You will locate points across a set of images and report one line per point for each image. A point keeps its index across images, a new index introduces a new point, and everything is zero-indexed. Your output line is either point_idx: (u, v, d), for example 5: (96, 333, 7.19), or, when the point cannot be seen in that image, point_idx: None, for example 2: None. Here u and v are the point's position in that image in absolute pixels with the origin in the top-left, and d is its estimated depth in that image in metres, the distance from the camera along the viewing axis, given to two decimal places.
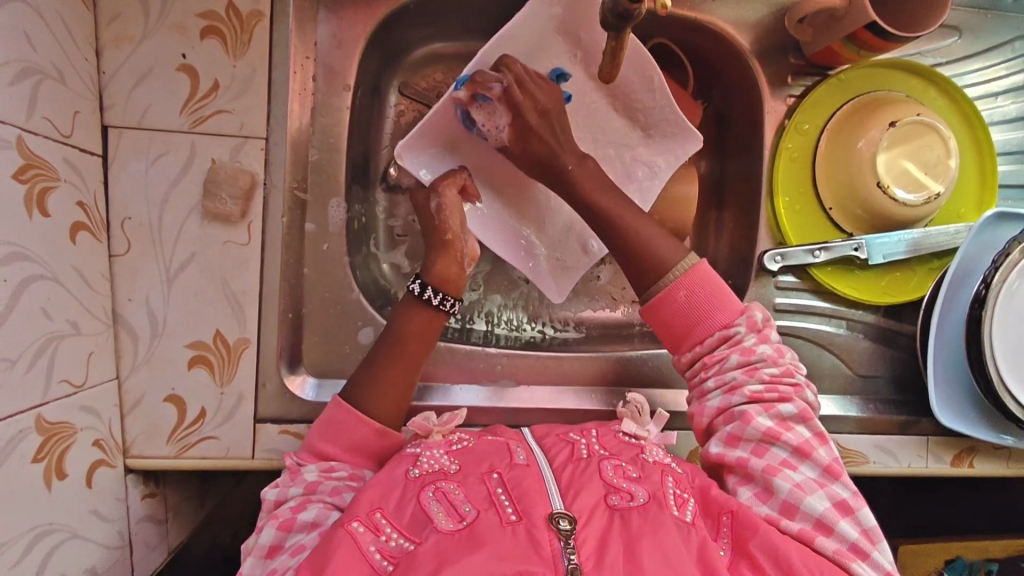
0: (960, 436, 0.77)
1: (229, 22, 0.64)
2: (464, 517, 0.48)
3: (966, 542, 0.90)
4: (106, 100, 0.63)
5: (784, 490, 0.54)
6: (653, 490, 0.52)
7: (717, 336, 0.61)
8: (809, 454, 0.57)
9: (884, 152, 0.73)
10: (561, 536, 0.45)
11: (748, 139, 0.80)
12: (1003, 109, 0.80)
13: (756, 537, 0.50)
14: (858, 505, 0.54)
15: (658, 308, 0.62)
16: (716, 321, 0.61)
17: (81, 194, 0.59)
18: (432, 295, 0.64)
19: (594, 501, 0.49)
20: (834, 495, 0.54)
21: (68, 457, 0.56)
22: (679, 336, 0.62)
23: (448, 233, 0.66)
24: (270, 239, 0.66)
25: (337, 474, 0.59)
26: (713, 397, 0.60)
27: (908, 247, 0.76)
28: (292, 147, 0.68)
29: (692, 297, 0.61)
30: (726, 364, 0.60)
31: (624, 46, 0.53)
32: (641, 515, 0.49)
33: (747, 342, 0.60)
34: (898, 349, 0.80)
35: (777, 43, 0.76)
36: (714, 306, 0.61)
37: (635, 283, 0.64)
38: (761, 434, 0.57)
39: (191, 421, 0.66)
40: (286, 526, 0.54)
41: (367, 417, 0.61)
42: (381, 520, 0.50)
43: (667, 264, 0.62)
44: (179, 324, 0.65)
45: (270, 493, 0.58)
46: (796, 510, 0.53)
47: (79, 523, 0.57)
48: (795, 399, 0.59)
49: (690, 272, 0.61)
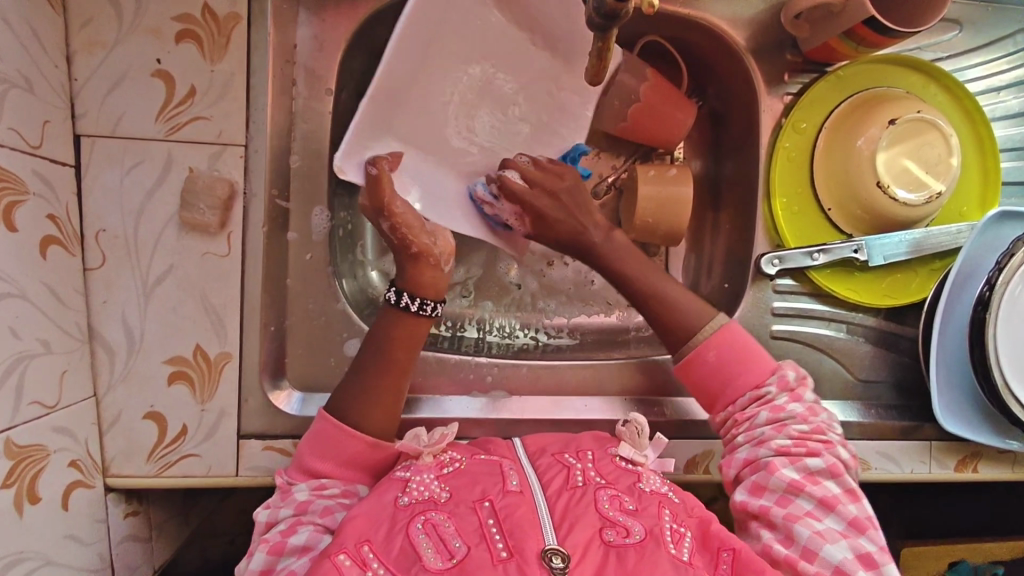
0: (964, 441, 0.76)
1: (205, 25, 0.62)
2: (453, 554, 0.47)
3: (970, 545, 0.88)
4: (79, 108, 0.60)
5: (804, 537, 0.55)
6: (650, 526, 0.51)
7: (749, 396, 0.63)
8: (834, 506, 0.57)
9: (884, 151, 0.71)
10: (554, 575, 0.45)
11: (744, 139, 0.78)
12: (1006, 104, 0.78)
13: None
14: (882, 560, 0.54)
15: (691, 369, 0.65)
16: (745, 381, 0.63)
17: (52, 207, 0.57)
18: (409, 302, 0.62)
19: (588, 536, 0.49)
20: (858, 548, 0.54)
21: (41, 481, 0.54)
22: (712, 396, 0.65)
23: (413, 245, 0.60)
24: (251, 250, 0.64)
25: (328, 492, 0.58)
26: (740, 450, 0.62)
27: (910, 247, 0.73)
28: (272, 154, 0.66)
29: (722, 357, 0.64)
30: (755, 421, 0.62)
31: (611, 47, 0.49)
32: (637, 553, 0.48)
33: (778, 402, 0.62)
34: (899, 352, 0.78)
35: (772, 40, 0.74)
36: (745, 366, 0.64)
37: (667, 344, 0.67)
38: (786, 484, 0.58)
39: (172, 438, 0.64)
40: (276, 550, 0.53)
41: (355, 430, 0.59)
42: (368, 554, 0.49)
43: (695, 325, 0.65)
44: (158, 338, 0.63)
45: (260, 513, 0.57)
46: (816, 556, 0.54)
47: (54, 548, 0.55)
48: (826, 454, 0.60)
49: (718, 332, 0.64)
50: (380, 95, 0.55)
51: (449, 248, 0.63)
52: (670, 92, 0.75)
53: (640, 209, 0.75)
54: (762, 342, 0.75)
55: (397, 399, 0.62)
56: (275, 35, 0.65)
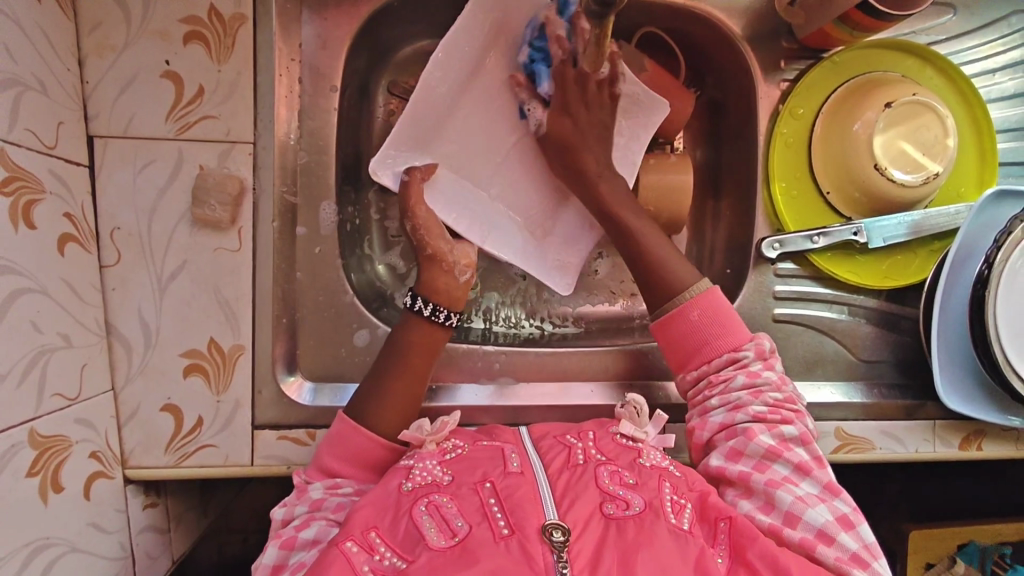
0: (967, 419, 0.76)
1: (212, 26, 0.64)
2: (456, 533, 0.48)
3: (979, 526, 0.88)
4: (91, 110, 0.62)
5: (786, 502, 0.55)
6: (650, 498, 0.52)
7: (724, 358, 0.64)
8: (809, 471, 0.58)
9: (881, 134, 0.71)
10: (555, 548, 0.46)
11: (742, 125, 0.79)
12: (1002, 86, 0.78)
13: (755, 545, 0.51)
14: (857, 521, 0.55)
15: (672, 324, 0.65)
16: (724, 343, 0.64)
17: (68, 206, 0.58)
18: (422, 305, 0.65)
19: (589, 510, 0.50)
20: (836, 511, 0.55)
21: (64, 471, 0.56)
22: (686, 356, 0.65)
23: (429, 247, 0.66)
24: (262, 245, 0.66)
25: (343, 491, 0.59)
26: (715, 413, 0.63)
27: (909, 229, 0.74)
28: (280, 151, 0.68)
29: (705, 315, 0.64)
30: (732, 383, 0.62)
31: (608, 33, 0.50)
32: (636, 523, 0.49)
33: (754, 366, 0.63)
34: (901, 332, 0.79)
35: (768, 28, 0.75)
36: (726, 330, 0.64)
37: (648, 302, 0.68)
38: (764, 451, 0.59)
39: (189, 430, 0.65)
40: (288, 545, 0.54)
41: (373, 433, 0.61)
42: (375, 539, 0.50)
43: (679, 286, 0.66)
44: (172, 332, 0.65)
45: (276, 511, 0.59)
46: (798, 522, 0.54)
47: (78, 536, 0.57)
48: (796, 422, 0.61)
49: (703, 295, 0.65)
50: (414, 119, 0.66)
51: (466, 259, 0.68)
52: (669, 82, 0.76)
53: (642, 198, 0.76)
54: (764, 325, 0.76)
55: (413, 401, 0.64)
56: (279, 34, 0.67)
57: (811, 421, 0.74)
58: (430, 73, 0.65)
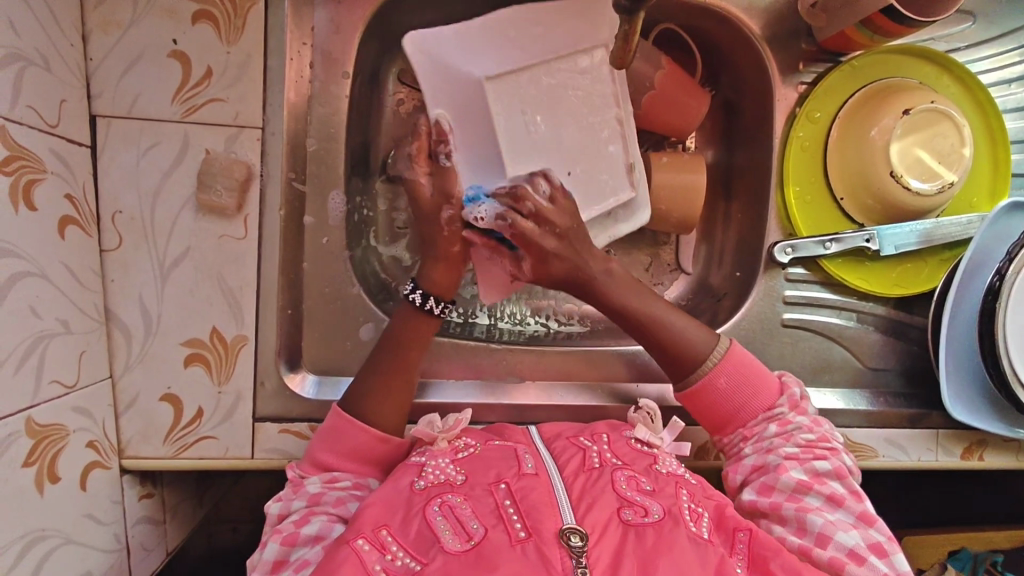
0: (970, 429, 0.76)
1: (222, 6, 0.62)
2: (471, 536, 0.48)
3: (971, 534, 0.89)
4: (94, 88, 0.60)
5: (818, 525, 0.55)
6: (668, 505, 0.52)
7: (758, 417, 0.64)
8: (843, 502, 0.57)
9: (898, 141, 0.71)
10: (573, 553, 0.45)
11: (758, 127, 0.78)
12: (1017, 97, 0.78)
13: (777, 558, 0.50)
14: (892, 550, 0.54)
15: (702, 395, 0.64)
16: (755, 405, 0.64)
17: (69, 187, 0.57)
18: (433, 304, 0.64)
19: (606, 516, 0.49)
20: (869, 537, 0.54)
21: (60, 460, 0.54)
22: (720, 423, 0.65)
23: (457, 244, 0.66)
24: (268, 232, 0.64)
25: (340, 484, 0.58)
26: (748, 458, 0.63)
27: (920, 238, 0.74)
28: (289, 137, 0.66)
29: (733, 381, 0.64)
30: (763, 433, 0.63)
31: (637, 31, 0.49)
32: (656, 531, 0.49)
33: (786, 415, 0.64)
34: (909, 341, 0.79)
35: (787, 29, 0.74)
36: (755, 390, 0.64)
37: (672, 373, 0.66)
38: (795, 484, 0.58)
39: (188, 421, 0.64)
40: (290, 541, 0.53)
41: (367, 426, 0.60)
42: (387, 538, 0.49)
43: (703, 355, 0.64)
44: (173, 320, 0.63)
45: (271, 506, 0.57)
46: (829, 543, 0.54)
47: (73, 528, 0.55)
48: (832, 458, 0.60)
49: (728, 357, 0.64)
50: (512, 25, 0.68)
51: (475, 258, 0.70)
52: (684, 81, 0.75)
53: (654, 197, 0.75)
54: (773, 329, 0.76)
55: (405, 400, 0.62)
56: (291, 18, 0.65)
57: None
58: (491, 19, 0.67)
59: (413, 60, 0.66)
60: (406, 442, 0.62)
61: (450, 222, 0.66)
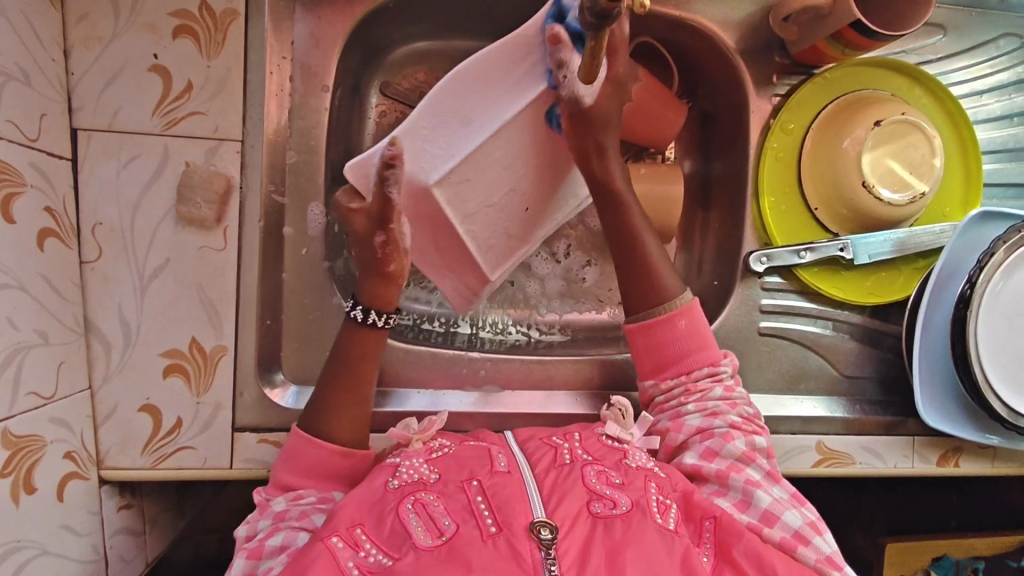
0: (947, 435, 0.77)
1: (203, 21, 0.63)
2: (443, 532, 0.48)
3: (953, 540, 0.89)
4: (75, 102, 0.61)
5: (764, 501, 0.57)
6: (636, 498, 0.53)
7: (703, 370, 0.65)
8: (777, 479, 0.60)
9: (869, 152, 0.72)
10: (543, 545, 0.46)
11: (734, 139, 0.79)
12: (987, 108, 0.80)
13: (741, 544, 0.51)
14: (823, 528, 0.57)
15: (656, 331, 0.66)
16: (703, 358, 0.65)
17: (49, 200, 0.57)
18: (375, 318, 0.63)
19: (576, 508, 0.50)
20: (806, 517, 0.57)
21: (37, 472, 0.54)
22: (661, 363, 0.66)
23: (393, 263, 0.62)
24: (247, 244, 0.65)
25: (305, 500, 0.58)
26: (691, 418, 0.64)
27: (894, 246, 0.75)
28: (269, 150, 0.67)
29: (691, 326, 0.66)
30: (709, 394, 0.64)
31: (605, 46, 0.47)
32: (624, 523, 0.49)
33: (729, 381, 0.66)
34: (884, 349, 0.80)
35: (762, 43, 0.75)
36: (705, 345, 0.66)
37: (629, 300, 0.68)
38: (739, 453, 0.61)
39: (167, 431, 0.64)
40: (256, 555, 0.54)
41: (326, 442, 0.60)
42: (361, 536, 0.50)
43: (669, 295, 0.66)
44: (153, 331, 0.63)
45: (238, 529, 0.57)
46: (776, 520, 0.56)
47: (49, 539, 0.55)
48: (763, 435, 0.64)
49: (690, 306, 0.66)
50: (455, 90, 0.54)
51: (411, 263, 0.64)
52: (661, 93, 0.76)
53: None
54: (749, 338, 0.77)
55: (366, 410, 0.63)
56: (271, 31, 0.66)
57: (793, 434, 0.74)
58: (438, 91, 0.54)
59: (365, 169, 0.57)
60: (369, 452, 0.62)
61: (386, 247, 0.60)
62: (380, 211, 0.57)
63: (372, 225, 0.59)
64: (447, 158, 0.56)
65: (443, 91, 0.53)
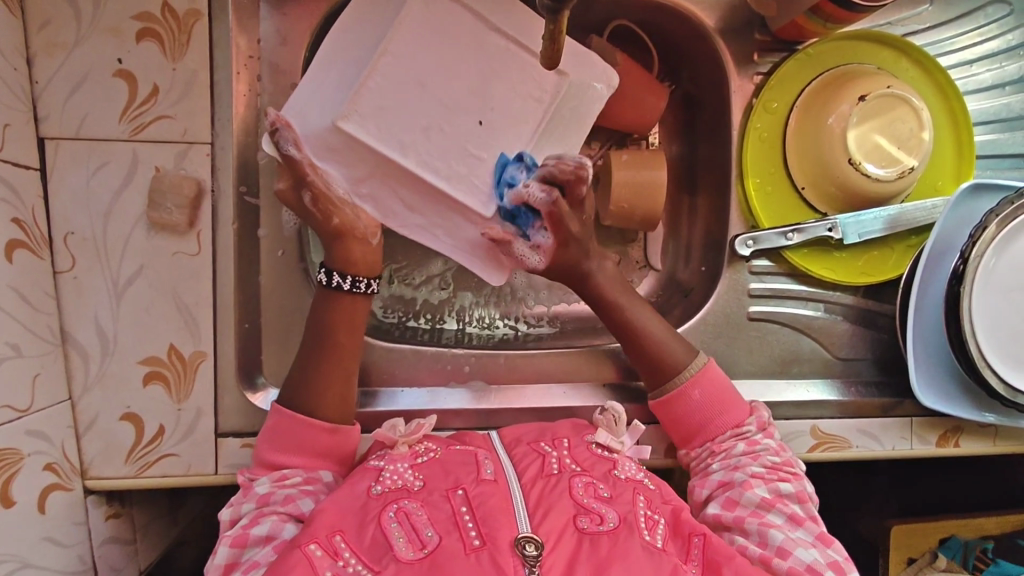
0: (945, 415, 0.76)
1: (165, 23, 0.62)
2: (425, 544, 0.48)
3: (960, 520, 0.87)
4: (40, 110, 0.60)
5: (778, 540, 0.56)
6: (624, 512, 0.52)
7: (726, 433, 0.65)
8: (803, 522, 0.59)
9: (854, 128, 0.70)
10: (527, 562, 0.45)
11: (718, 121, 0.77)
12: (978, 78, 0.77)
13: (730, 564, 0.51)
14: (848, 568, 0.55)
15: (672, 408, 0.67)
16: (728, 420, 0.65)
17: (17, 211, 0.56)
18: (340, 281, 0.63)
19: (562, 522, 0.49)
20: (828, 555, 0.56)
21: (14, 485, 0.54)
22: (688, 433, 0.67)
23: (335, 217, 0.64)
24: (221, 248, 0.64)
25: (291, 481, 0.58)
26: (715, 474, 0.64)
27: (885, 224, 0.73)
28: (239, 151, 0.66)
29: (706, 395, 0.66)
30: (732, 451, 0.64)
31: (564, 29, 0.46)
32: (610, 539, 0.49)
33: (754, 436, 0.65)
34: (878, 329, 0.78)
35: (741, 21, 0.73)
36: (724, 408, 0.66)
37: (649, 379, 0.68)
38: (759, 500, 0.60)
39: (150, 439, 0.64)
40: (240, 543, 0.54)
41: (311, 418, 0.60)
42: (340, 544, 0.49)
43: (679, 365, 0.67)
44: (130, 339, 0.63)
45: (223, 512, 0.57)
46: (789, 555, 0.55)
47: (30, 551, 0.55)
48: (794, 482, 0.62)
49: (702, 372, 0.66)
50: (343, 42, 0.62)
51: (375, 222, 0.66)
52: (640, 77, 0.74)
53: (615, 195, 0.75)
54: (739, 324, 0.75)
55: (348, 386, 0.63)
56: (236, 30, 0.65)
57: (787, 420, 0.73)
58: (331, 46, 0.62)
59: (310, 118, 0.62)
60: (355, 428, 0.62)
61: (317, 203, 0.63)
62: (291, 171, 0.62)
63: (294, 188, 0.62)
64: (342, 96, 0.61)
65: (328, 48, 0.62)
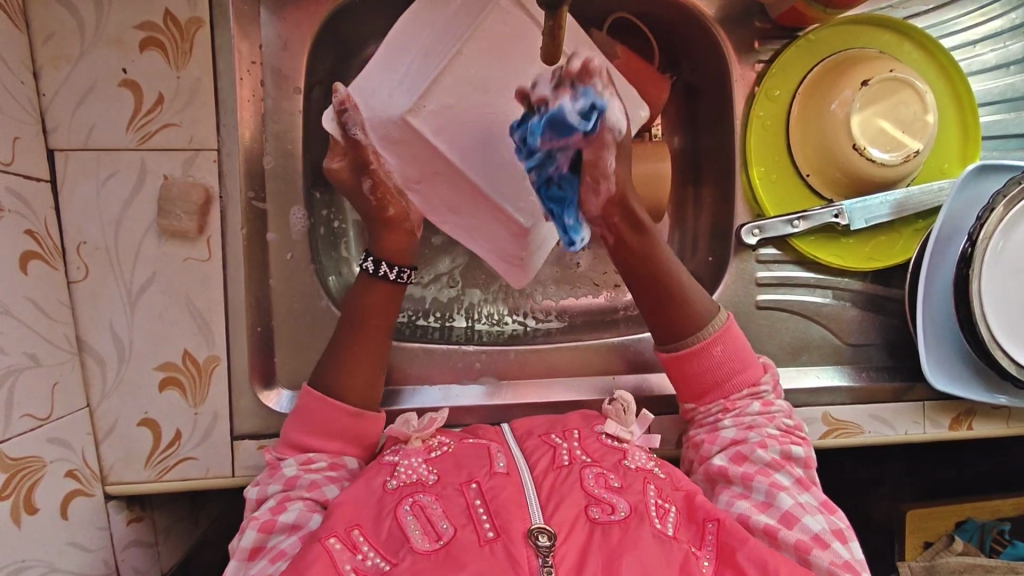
0: (957, 399, 0.75)
1: (169, 31, 0.62)
2: (441, 536, 0.48)
3: (975, 502, 0.86)
4: (50, 122, 0.61)
5: (785, 504, 0.57)
6: (635, 501, 0.52)
7: (744, 390, 0.65)
8: (809, 486, 0.60)
9: (858, 113, 0.70)
10: (541, 552, 0.46)
11: (720, 111, 0.77)
12: (982, 58, 0.77)
13: (743, 548, 0.51)
14: (850, 537, 0.56)
15: (692, 361, 0.65)
16: (744, 379, 0.65)
17: (30, 223, 0.57)
18: (387, 270, 0.65)
19: (574, 513, 0.50)
20: (832, 523, 0.57)
21: (37, 492, 0.55)
22: (703, 389, 0.65)
23: (389, 207, 0.66)
24: (231, 253, 0.65)
25: (316, 465, 0.60)
26: (726, 430, 0.64)
27: (892, 208, 0.73)
28: (245, 157, 0.66)
29: (727, 351, 0.65)
30: (746, 408, 0.64)
31: (564, 25, 0.46)
32: (622, 528, 0.49)
33: (769, 396, 0.65)
34: (887, 314, 0.78)
35: (740, 9, 0.73)
36: (743, 365, 0.65)
37: (664, 333, 0.66)
38: (769, 460, 0.60)
39: (168, 443, 0.65)
40: (266, 528, 0.55)
41: (337, 401, 0.61)
42: (359, 538, 0.50)
43: (703, 320, 0.65)
44: (145, 347, 0.64)
45: (249, 491, 0.58)
46: (795, 522, 0.56)
47: (56, 556, 0.57)
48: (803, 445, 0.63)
49: (725, 330, 0.65)
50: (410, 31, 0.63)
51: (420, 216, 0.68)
52: (640, 68, 0.74)
53: None
54: (748, 313, 0.75)
55: (373, 385, 0.63)
56: (239, 37, 0.66)
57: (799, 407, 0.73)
58: (397, 32, 0.63)
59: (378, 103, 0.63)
60: (380, 416, 0.63)
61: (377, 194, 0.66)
62: (351, 153, 0.65)
63: (354, 174, 0.65)
64: (410, 87, 0.62)
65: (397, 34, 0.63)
